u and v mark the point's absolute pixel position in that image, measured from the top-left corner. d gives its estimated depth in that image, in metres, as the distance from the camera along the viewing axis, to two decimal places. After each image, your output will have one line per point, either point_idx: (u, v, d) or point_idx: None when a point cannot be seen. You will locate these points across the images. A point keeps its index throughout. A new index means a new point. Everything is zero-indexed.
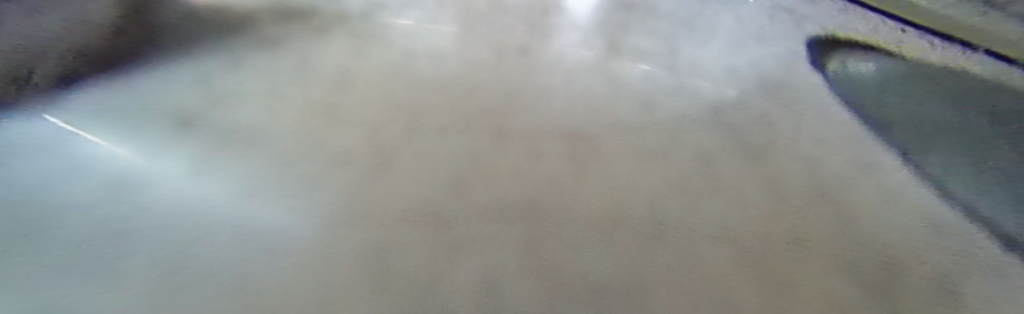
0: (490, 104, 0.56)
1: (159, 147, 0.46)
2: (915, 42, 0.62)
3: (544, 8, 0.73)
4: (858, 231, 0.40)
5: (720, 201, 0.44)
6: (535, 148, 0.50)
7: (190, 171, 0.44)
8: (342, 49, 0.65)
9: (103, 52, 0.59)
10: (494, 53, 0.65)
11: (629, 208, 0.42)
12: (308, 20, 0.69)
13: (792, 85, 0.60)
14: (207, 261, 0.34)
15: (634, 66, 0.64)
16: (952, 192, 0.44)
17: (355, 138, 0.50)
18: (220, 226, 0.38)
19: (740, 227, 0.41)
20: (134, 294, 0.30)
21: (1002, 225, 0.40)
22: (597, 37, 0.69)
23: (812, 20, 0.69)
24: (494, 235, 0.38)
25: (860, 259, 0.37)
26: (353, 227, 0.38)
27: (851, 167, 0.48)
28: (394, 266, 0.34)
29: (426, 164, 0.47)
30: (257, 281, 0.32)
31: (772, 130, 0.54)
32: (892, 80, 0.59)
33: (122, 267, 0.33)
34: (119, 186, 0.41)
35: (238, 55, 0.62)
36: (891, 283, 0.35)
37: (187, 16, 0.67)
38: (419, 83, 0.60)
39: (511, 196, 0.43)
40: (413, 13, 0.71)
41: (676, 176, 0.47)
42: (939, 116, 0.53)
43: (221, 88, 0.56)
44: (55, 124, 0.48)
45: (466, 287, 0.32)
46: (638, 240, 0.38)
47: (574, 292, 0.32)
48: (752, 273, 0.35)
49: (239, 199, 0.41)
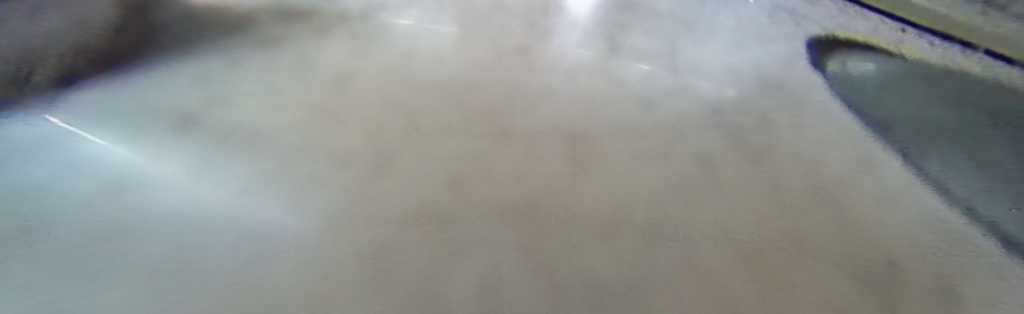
0: (489, 103, 0.57)
1: (158, 147, 0.47)
2: (914, 42, 0.62)
3: (544, 8, 0.73)
4: (856, 232, 0.40)
5: (719, 201, 0.44)
6: (534, 148, 0.50)
7: (190, 171, 0.44)
8: (342, 49, 0.65)
9: (103, 51, 0.59)
10: (494, 53, 0.65)
11: (628, 208, 0.42)
12: (309, 20, 0.69)
13: (792, 84, 0.60)
14: (206, 261, 0.34)
15: (634, 65, 0.64)
16: (951, 192, 0.44)
17: (354, 138, 0.50)
18: (219, 226, 0.38)
19: (739, 227, 0.40)
20: (133, 294, 0.30)
21: (1002, 225, 0.40)
22: (596, 37, 0.69)
23: (812, 20, 0.69)
24: (493, 235, 0.38)
25: (860, 259, 0.37)
26: (352, 227, 0.38)
27: (850, 167, 0.48)
28: (393, 266, 0.34)
29: (426, 164, 0.47)
30: (256, 280, 0.32)
31: (772, 130, 0.54)
32: (891, 80, 0.59)
33: (122, 266, 0.33)
34: (118, 186, 0.41)
35: (238, 55, 0.62)
36: (890, 283, 0.34)
37: (187, 16, 0.67)
38: (419, 82, 0.60)
39: (511, 196, 0.43)
40: (413, 13, 0.71)
41: (675, 176, 0.47)
42: (939, 116, 0.53)
43: (220, 88, 0.56)
44: (55, 124, 0.48)
45: (463, 287, 0.32)
46: (637, 240, 0.38)
47: (572, 292, 0.32)
48: (750, 274, 0.35)
49: (238, 198, 0.41)
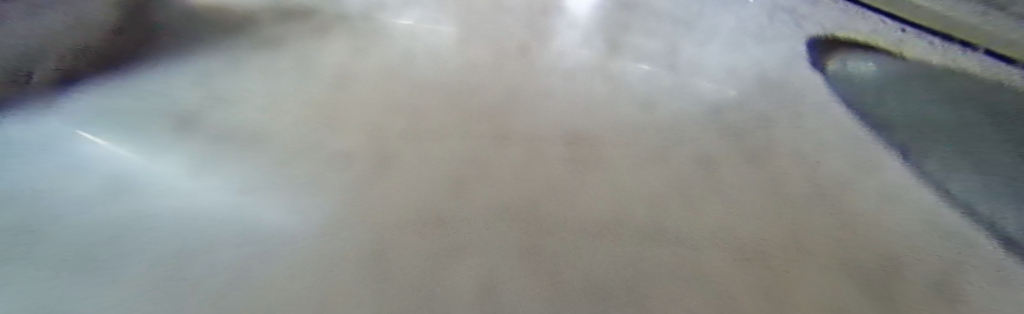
0: (488, 104, 0.56)
1: (158, 147, 0.47)
2: (915, 42, 0.62)
3: (544, 8, 0.73)
4: (857, 233, 0.40)
5: (719, 201, 0.44)
6: (534, 148, 0.50)
7: (189, 171, 0.44)
8: (342, 49, 0.65)
9: (103, 51, 0.59)
10: (494, 53, 0.65)
11: (628, 208, 0.42)
12: (308, 20, 0.69)
13: (792, 84, 0.60)
14: (205, 261, 0.34)
15: (634, 66, 0.64)
16: (951, 193, 0.44)
17: (354, 139, 0.50)
18: (218, 226, 0.38)
19: (739, 228, 0.40)
20: (132, 294, 0.30)
21: (1002, 225, 0.40)
22: (597, 36, 0.69)
23: (811, 20, 0.69)
24: (492, 236, 0.38)
25: (859, 260, 0.37)
26: (351, 227, 0.38)
27: (850, 167, 0.48)
28: (392, 265, 0.34)
29: (425, 164, 0.47)
30: (255, 281, 0.32)
31: (772, 130, 0.54)
32: (892, 80, 0.59)
33: (121, 267, 0.33)
34: (117, 186, 0.41)
35: (238, 55, 0.62)
36: (891, 285, 0.34)
37: (186, 16, 0.67)
38: (419, 83, 0.60)
39: (510, 195, 0.43)
40: (412, 13, 0.71)
41: (675, 176, 0.47)
42: (940, 116, 0.53)
43: (221, 88, 0.56)
44: (55, 123, 0.48)
45: (462, 288, 0.32)
46: (636, 240, 0.38)
47: (570, 293, 0.32)
48: (750, 275, 0.35)
49: (238, 199, 0.41)
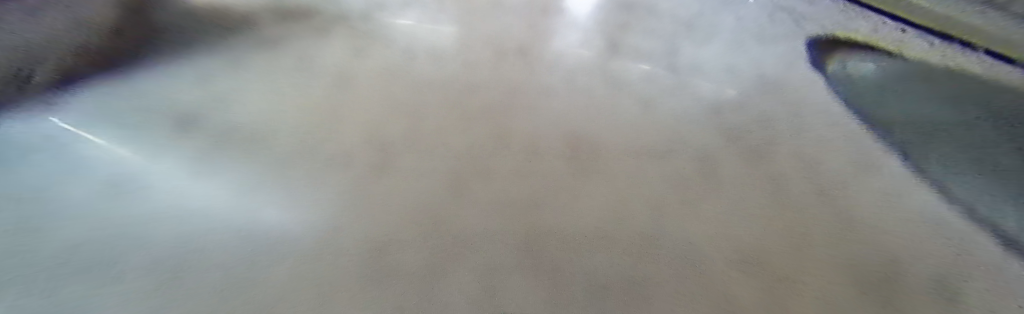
0: (488, 105, 0.56)
1: (159, 146, 0.47)
2: (914, 42, 0.62)
3: (544, 8, 0.74)
4: (858, 232, 0.40)
5: (718, 200, 0.44)
6: (534, 148, 0.50)
7: (189, 170, 0.44)
8: (342, 48, 0.65)
9: (103, 51, 0.59)
10: (494, 54, 0.65)
11: (628, 209, 0.42)
12: (309, 19, 0.69)
13: (792, 84, 0.60)
14: (205, 259, 0.34)
15: (634, 65, 0.64)
16: (951, 193, 0.44)
17: (354, 140, 0.50)
18: (218, 226, 0.38)
19: (739, 227, 0.40)
20: (132, 293, 0.30)
21: (1002, 225, 0.40)
22: (596, 36, 0.69)
23: (811, 20, 0.69)
24: (491, 234, 0.38)
25: (858, 259, 0.37)
26: (351, 227, 0.38)
27: (851, 167, 0.48)
28: (392, 263, 0.34)
29: (426, 165, 0.47)
30: (255, 280, 0.32)
31: (772, 130, 0.54)
32: (892, 80, 0.59)
33: (121, 266, 0.33)
34: (117, 186, 0.42)
35: (237, 54, 0.62)
36: (891, 284, 0.34)
37: (188, 18, 0.67)
38: (419, 82, 0.60)
39: (510, 193, 0.43)
40: (412, 14, 0.71)
41: (675, 175, 0.47)
42: (941, 116, 0.53)
43: (220, 88, 0.56)
44: (56, 124, 0.48)
45: (462, 287, 0.32)
46: (635, 241, 0.38)
47: (570, 290, 0.32)
48: (750, 274, 0.35)
49: (238, 198, 0.41)
